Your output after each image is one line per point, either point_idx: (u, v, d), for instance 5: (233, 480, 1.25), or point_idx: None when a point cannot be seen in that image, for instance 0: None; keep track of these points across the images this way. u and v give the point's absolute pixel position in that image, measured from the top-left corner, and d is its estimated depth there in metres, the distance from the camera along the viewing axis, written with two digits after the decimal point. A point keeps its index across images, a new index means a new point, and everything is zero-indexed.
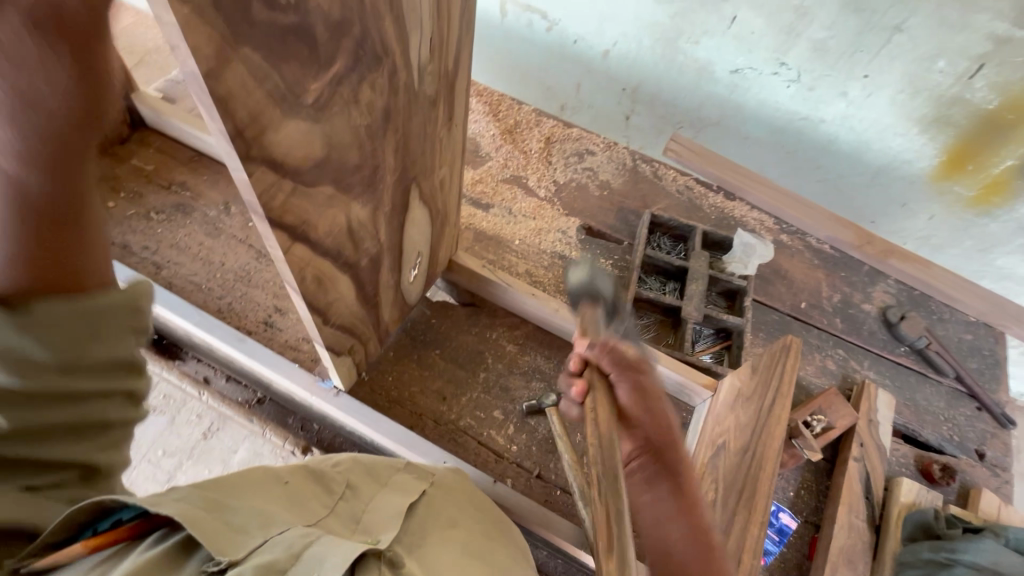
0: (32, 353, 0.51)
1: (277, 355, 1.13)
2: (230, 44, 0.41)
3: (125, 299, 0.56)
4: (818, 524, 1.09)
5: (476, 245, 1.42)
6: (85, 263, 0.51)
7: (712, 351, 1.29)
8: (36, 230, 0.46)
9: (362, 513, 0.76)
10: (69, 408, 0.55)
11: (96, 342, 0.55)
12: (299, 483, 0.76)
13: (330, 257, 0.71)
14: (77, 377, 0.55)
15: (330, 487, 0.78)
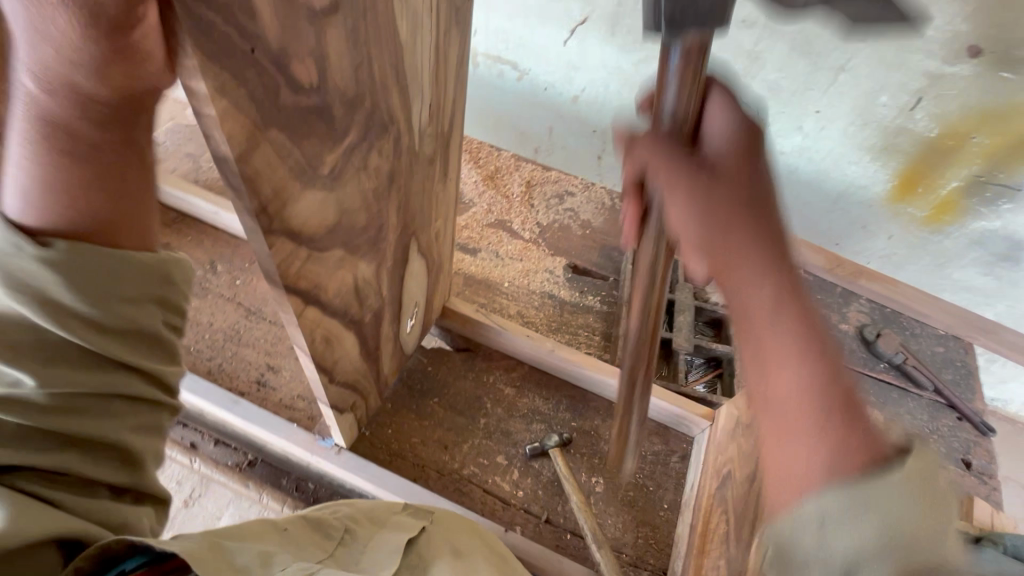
0: (61, 295, 0.48)
1: (275, 416, 1.12)
2: (260, 128, 0.43)
3: (158, 266, 0.54)
4: None
5: (466, 290, 1.44)
6: (129, 214, 0.51)
7: (705, 381, 1.32)
8: (81, 170, 0.47)
9: (361, 554, 0.76)
10: (96, 372, 0.52)
11: (132, 300, 0.52)
12: (298, 529, 0.76)
13: (339, 315, 0.71)
14: (105, 337, 0.51)
15: (328, 533, 0.78)
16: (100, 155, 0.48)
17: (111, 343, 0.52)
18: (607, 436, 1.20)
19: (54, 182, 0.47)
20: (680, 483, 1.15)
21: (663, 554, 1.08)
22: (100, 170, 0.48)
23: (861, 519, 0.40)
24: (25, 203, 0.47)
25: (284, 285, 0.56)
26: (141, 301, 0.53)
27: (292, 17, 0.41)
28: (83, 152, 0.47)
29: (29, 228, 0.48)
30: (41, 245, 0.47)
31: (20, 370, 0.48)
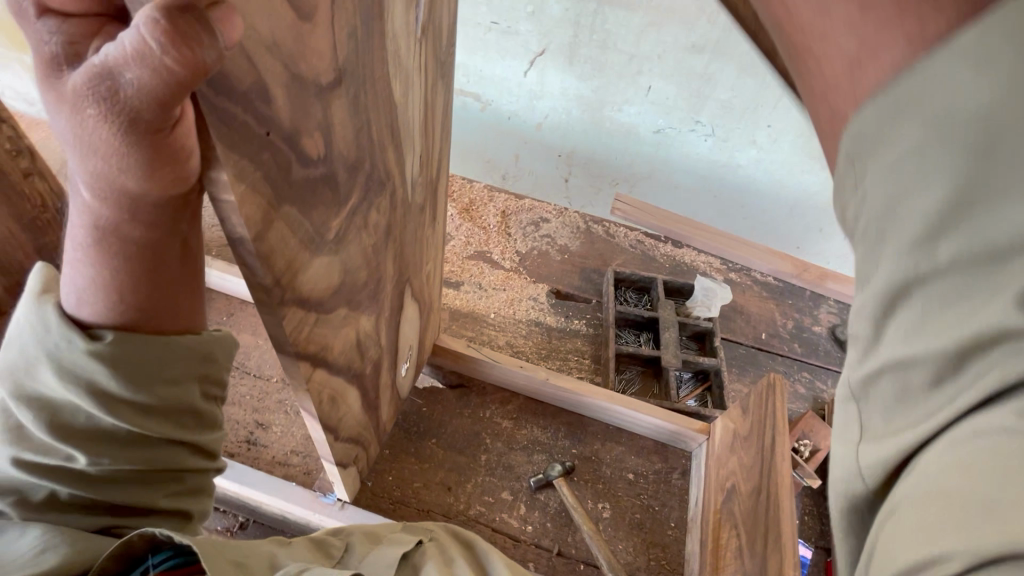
0: (105, 384, 0.49)
1: (270, 477, 1.07)
2: (274, 207, 0.42)
3: (205, 346, 0.55)
4: (828, 548, 1.13)
5: (453, 324, 1.43)
6: (175, 304, 0.51)
7: (696, 395, 1.35)
8: (133, 269, 0.47)
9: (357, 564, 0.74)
10: (141, 449, 0.55)
11: (177, 383, 0.53)
12: (303, 546, 0.76)
13: (343, 373, 0.70)
14: (150, 421, 0.53)
15: (330, 552, 0.76)
16: (152, 250, 0.47)
17: (155, 424, 0.53)
18: (608, 460, 1.21)
19: (106, 280, 0.47)
20: (684, 499, 1.17)
21: (675, 573, 1.08)
22: (154, 262, 0.48)
23: (903, 122, 0.27)
24: (82, 296, 0.48)
25: (295, 352, 0.55)
26: (186, 383, 0.54)
27: (302, 96, 0.41)
28: (137, 248, 0.46)
29: (85, 321, 0.49)
30: (94, 338, 0.49)
31: (72, 447, 0.52)
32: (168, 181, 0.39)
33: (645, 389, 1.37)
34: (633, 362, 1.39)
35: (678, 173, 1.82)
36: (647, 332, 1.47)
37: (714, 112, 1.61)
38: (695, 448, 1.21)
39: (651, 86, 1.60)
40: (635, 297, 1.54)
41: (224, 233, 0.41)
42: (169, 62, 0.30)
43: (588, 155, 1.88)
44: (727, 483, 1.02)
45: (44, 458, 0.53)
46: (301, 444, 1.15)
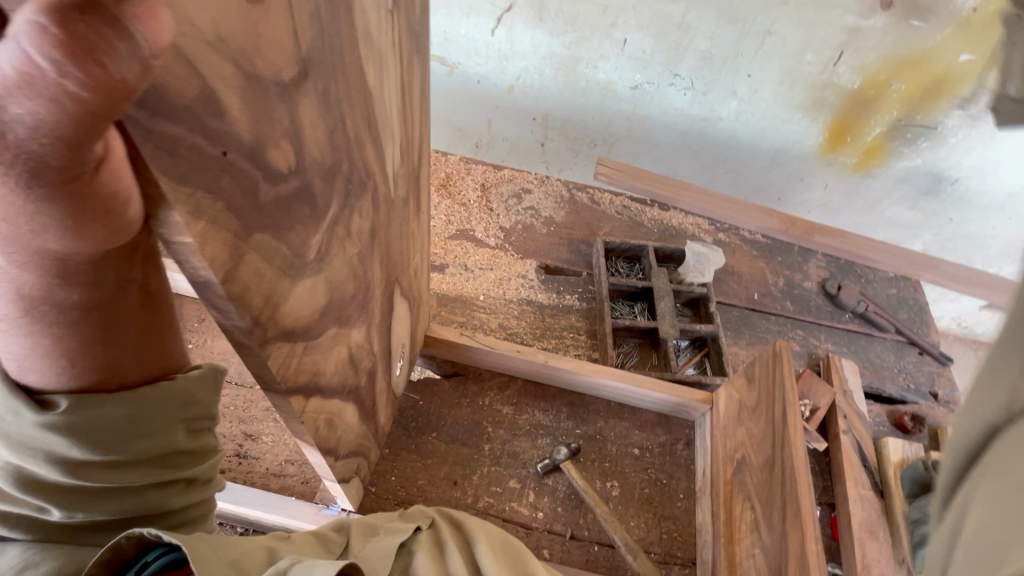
0: (66, 451, 0.42)
1: (268, 492, 1.02)
2: (243, 238, 0.35)
3: (182, 389, 0.47)
4: (832, 503, 1.15)
5: (442, 310, 1.36)
6: (138, 350, 0.44)
7: (694, 363, 1.34)
8: (82, 333, 0.40)
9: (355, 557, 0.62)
10: (120, 499, 0.47)
11: (153, 432, 0.46)
12: (303, 539, 0.64)
13: (337, 394, 0.64)
14: (125, 471, 0.46)
15: (330, 548, 0.64)
16: (102, 309, 0.40)
17: (134, 475, 0.46)
18: (612, 437, 1.19)
19: (50, 350, 0.40)
20: (691, 469, 1.17)
21: (688, 544, 1.09)
22: (107, 319, 0.41)
23: None
24: (21, 363, 0.40)
25: (283, 389, 0.49)
26: (164, 429, 0.47)
27: (261, 100, 0.33)
28: (82, 312, 0.39)
29: (30, 386, 0.42)
30: (43, 407, 0.41)
31: (42, 500, 0.45)
32: (100, 233, 0.32)
33: (643, 361, 1.35)
34: (630, 334, 1.36)
35: (658, 130, 1.74)
36: (641, 302, 1.44)
37: (693, 64, 1.53)
38: (698, 416, 1.20)
39: (627, 39, 1.51)
40: (626, 266, 1.50)
41: (185, 276, 0.34)
42: (71, 87, 0.23)
43: (564, 117, 1.78)
44: (737, 454, 1.01)
45: (12, 511, 0.46)
46: (295, 452, 1.09)
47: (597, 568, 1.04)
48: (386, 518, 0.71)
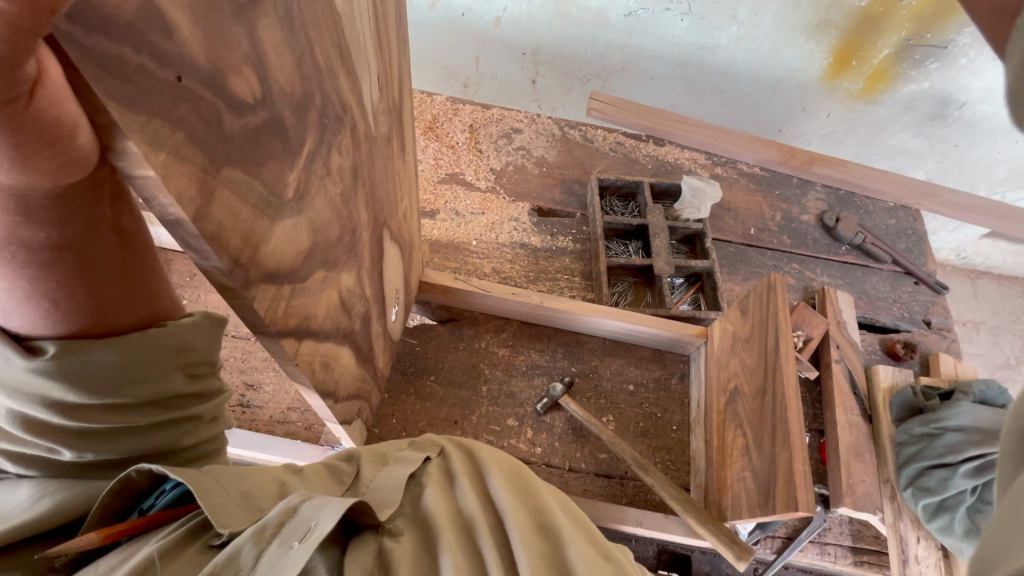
0: (64, 396, 0.42)
1: (273, 437, 1.05)
2: (212, 174, 0.33)
3: (174, 336, 0.47)
4: (821, 430, 1.19)
5: (436, 256, 1.35)
6: (118, 294, 0.43)
7: (689, 299, 1.34)
8: (58, 275, 0.39)
9: (365, 488, 0.63)
10: (128, 440, 0.47)
11: (152, 377, 0.46)
12: (315, 473, 0.65)
13: (331, 338, 0.64)
14: (129, 412, 0.46)
15: (342, 479, 0.66)
16: (74, 250, 0.39)
17: (139, 417, 0.47)
18: (608, 374, 1.22)
19: (28, 294, 0.39)
20: (684, 402, 1.20)
21: (681, 469, 1.14)
22: (81, 262, 0.39)
23: None
24: (4, 307, 0.40)
25: (273, 332, 0.48)
26: (162, 374, 0.47)
27: (214, 18, 0.30)
28: (52, 252, 0.38)
29: (18, 332, 0.41)
30: (33, 353, 0.41)
31: (51, 442, 0.45)
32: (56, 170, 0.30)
33: (638, 299, 1.36)
34: (626, 272, 1.36)
35: (654, 61, 1.66)
36: (636, 241, 1.43)
37: None
38: (692, 350, 1.22)
39: None
40: (621, 204, 1.48)
41: (154, 214, 0.32)
42: None
43: (554, 50, 1.69)
44: (731, 384, 1.03)
45: (23, 451, 0.46)
46: (297, 400, 1.12)
47: (594, 496, 1.09)
48: (396, 447, 0.71)
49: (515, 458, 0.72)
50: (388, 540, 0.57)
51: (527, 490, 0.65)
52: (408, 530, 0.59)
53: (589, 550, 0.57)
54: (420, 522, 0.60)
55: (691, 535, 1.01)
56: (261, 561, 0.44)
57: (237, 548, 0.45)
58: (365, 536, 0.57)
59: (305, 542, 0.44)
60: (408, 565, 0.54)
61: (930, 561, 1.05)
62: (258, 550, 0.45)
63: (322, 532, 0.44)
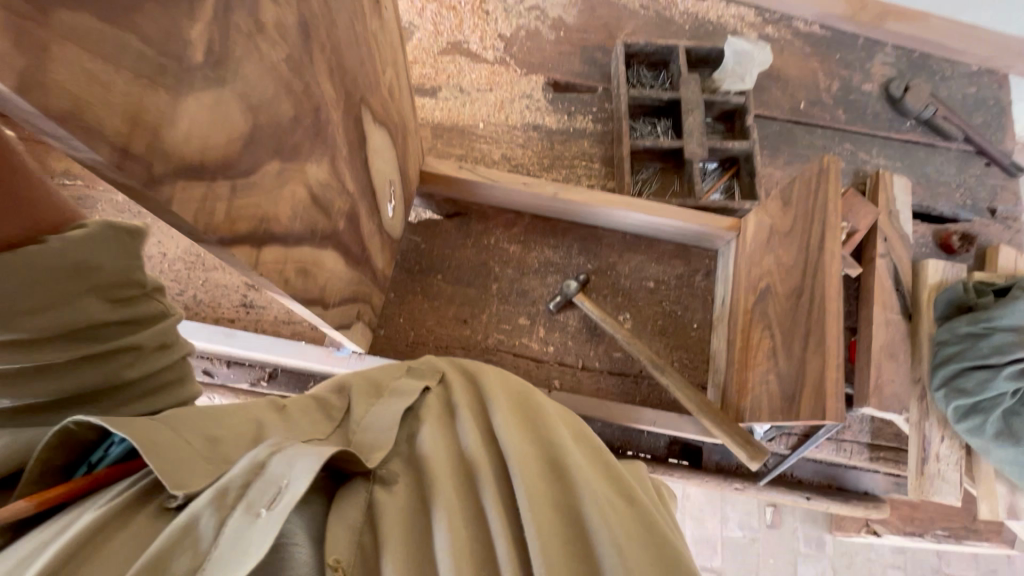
0: None
1: (274, 338, 0.99)
2: (37, 18, 0.23)
3: (63, 252, 0.40)
4: (854, 329, 1.11)
5: (438, 142, 1.20)
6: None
7: (721, 187, 1.20)
8: None
9: (356, 431, 0.59)
10: (53, 379, 0.44)
11: (57, 304, 0.41)
12: (301, 407, 0.61)
13: (306, 242, 0.56)
14: (40, 350, 0.42)
15: (331, 413, 0.62)
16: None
17: (60, 352, 0.43)
18: (626, 272, 1.14)
19: None
20: (708, 299, 1.13)
21: (701, 368, 1.09)
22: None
23: None
24: None
25: (217, 243, 0.40)
26: (68, 302, 0.41)
27: None
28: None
29: None
30: None
31: None
32: None
33: (664, 188, 1.21)
34: (652, 157, 1.20)
35: None
36: (666, 119, 1.25)
37: None
38: (721, 244, 1.12)
39: None
40: (650, 75, 1.27)
41: None
42: None
43: None
44: (762, 283, 0.93)
45: None
46: None
47: (607, 395, 1.06)
48: (390, 373, 0.67)
49: (525, 381, 0.67)
50: (379, 489, 0.55)
51: (538, 425, 0.60)
52: (404, 476, 0.57)
53: (606, 493, 0.53)
54: (416, 465, 0.58)
55: (706, 434, 0.98)
56: (225, 528, 0.43)
57: (195, 514, 0.44)
58: (355, 483, 0.55)
59: (275, 509, 0.44)
60: (397, 519, 0.52)
61: (951, 459, 1.00)
62: (219, 519, 0.44)
63: (291, 499, 0.44)
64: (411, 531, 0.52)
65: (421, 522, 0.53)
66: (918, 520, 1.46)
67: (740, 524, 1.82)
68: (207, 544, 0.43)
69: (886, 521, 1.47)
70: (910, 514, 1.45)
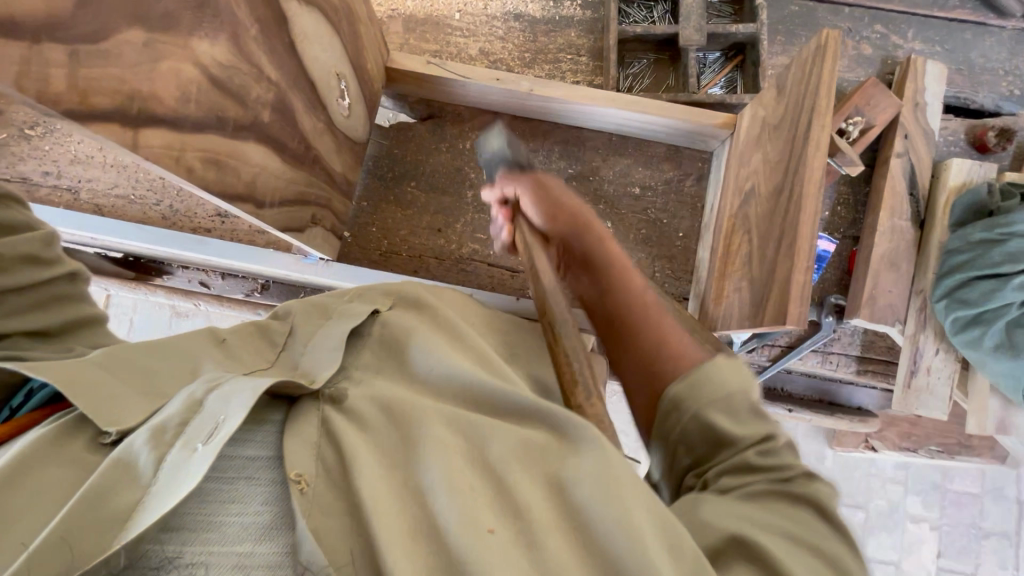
0: None
1: (243, 244, 0.98)
2: None
3: None
4: (857, 238, 1.02)
5: (410, 37, 1.11)
6: None
7: (722, 80, 1.08)
8: None
9: (304, 357, 0.60)
10: None
11: None
12: (242, 336, 0.63)
13: (211, 129, 0.53)
14: None
15: (274, 341, 0.64)
16: None
17: None
18: (610, 176, 1.07)
19: None
20: (698, 206, 1.05)
21: (684, 280, 1.04)
22: None
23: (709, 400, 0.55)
24: None
25: (65, 115, 0.39)
26: None
27: None
28: None
29: None
30: None
31: None
32: None
33: (658, 83, 1.10)
34: (645, 47, 1.08)
35: None
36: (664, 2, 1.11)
37: None
38: (717, 146, 1.03)
39: None
40: None
41: None
42: None
43: None
44: (748, 184, 0.85)
45: None
46: None
47: None
48: (337, 301, 0.70)
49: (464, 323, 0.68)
50: (331, 411, 0.53)
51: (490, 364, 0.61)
52: (367, 407, 0.53)
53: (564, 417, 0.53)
54: (372, 394, 0.55)
55: None
56: (163, 463, 0.42)
57: (132, 443, 0.44)
58: (303, 404, 0.53)
59: (210, 442, 0.42)
60: (364, 442, 0.50)
61: (943, 373, 0.94)
62: (157, 455, 0.43)
63: (227, 430, 0.42)
64: (385, 455, 0.49)
65: (387, 443, 0.50)
66: (915, 437, 1.46)
67: None
68: (146, 475, 0.41)
69: (885, 436, 1.47)
70: (909, 431, 1.45)
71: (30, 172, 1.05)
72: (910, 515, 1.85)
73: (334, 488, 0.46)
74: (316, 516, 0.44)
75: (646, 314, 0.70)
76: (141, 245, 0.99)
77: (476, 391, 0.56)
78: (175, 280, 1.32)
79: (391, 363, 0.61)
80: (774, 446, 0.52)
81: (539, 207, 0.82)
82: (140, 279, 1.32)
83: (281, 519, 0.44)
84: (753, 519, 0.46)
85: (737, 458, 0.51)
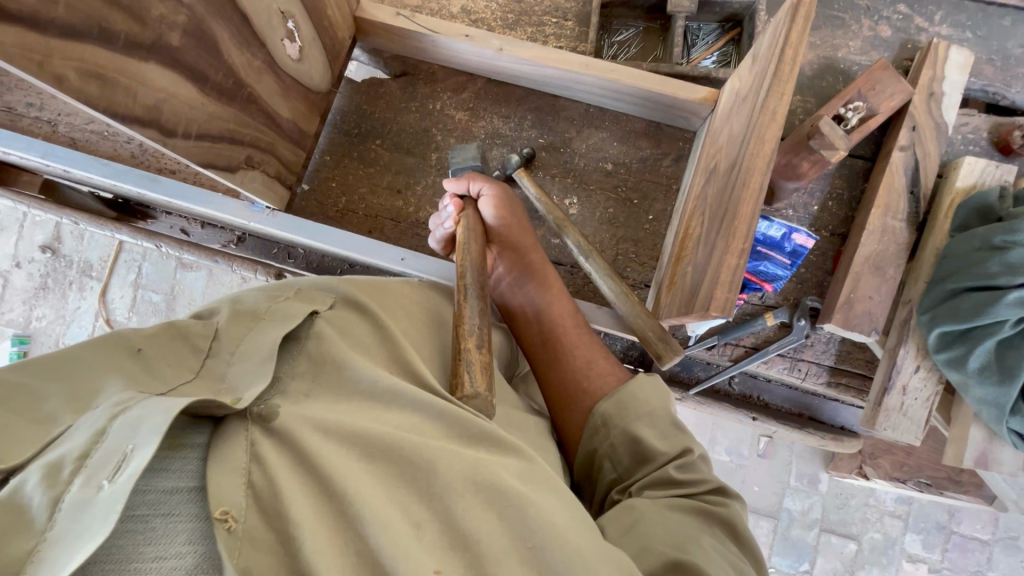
0: None
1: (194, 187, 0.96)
2: None
3: None
4: (845, 237, 0.93)
5: None
6: None
7: (715, 54, 1.00)
8: None
9: (232, 370, 0.51)
10: None
11: None
12: (162, 340, 0.51)
13: (89, 40, 0.50)
14: None
15: (196, 347, 0.52)
16: None
17: None
18: (582, 150, 1.00)
19: None
20: (673, 188, 0.98)
21: (650, 266, 0.97)
22: None
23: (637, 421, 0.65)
24: None
25: None
26: None
27: None
28: None
29: None
30: None
31: None
32: None
33: (645, 53, 1.03)
34: (634, 13, 1.01)
35: None
36: None
37: None
38: (698, 125, 0.95)
39: None
40: None
41: None
42: None
43: None
44: (713, 163, 0.77)
45: None
46: None
47: None
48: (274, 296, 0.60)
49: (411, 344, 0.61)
50: (261, 435, 0.47)
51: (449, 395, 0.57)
52: (300, 429, 0.48)
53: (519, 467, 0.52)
54: (300, 414, 0.49)
55: (621, 330, 0.89)
56: (62, 504, 0.36)
57: (23, 483, 0.37)
58: (229, 425, 0.47)
59: (119, 481, 0.36)
60: (300, 482, 0.45)
61: (921, 394, 0.84)
62: (55, 495, 0.36)
63: (139, 464, 0.37)
64: (320, 495, 0.45)
65: (322, 482, 0.46)
66: (908, 467, 1.35)
67: (728, 449, 1.76)
68: (46, 521, 0.35)
69: (877, 463, 1.37)
70: (903, 460, 1.34)
71: (15, 103, 1.08)
72: (907, 553, 1.71)
73: (264, 522, 0.43)
74: (243, 554, 0.41)
75: (570, 345, 0.76)
76: (97, 176, 0.97)
77: (428, 427, 0.53)
78: (157, 224, 1.33)
79: (328, 372, 0.55)
80: (691, 460, 0.61)
81: (496, 212, 0.82)
82: (126, 221, 1.34)
83: (208, 562, 0.40)
84: (677, 524, 0.54)
85: (663, 472, 0.60)
